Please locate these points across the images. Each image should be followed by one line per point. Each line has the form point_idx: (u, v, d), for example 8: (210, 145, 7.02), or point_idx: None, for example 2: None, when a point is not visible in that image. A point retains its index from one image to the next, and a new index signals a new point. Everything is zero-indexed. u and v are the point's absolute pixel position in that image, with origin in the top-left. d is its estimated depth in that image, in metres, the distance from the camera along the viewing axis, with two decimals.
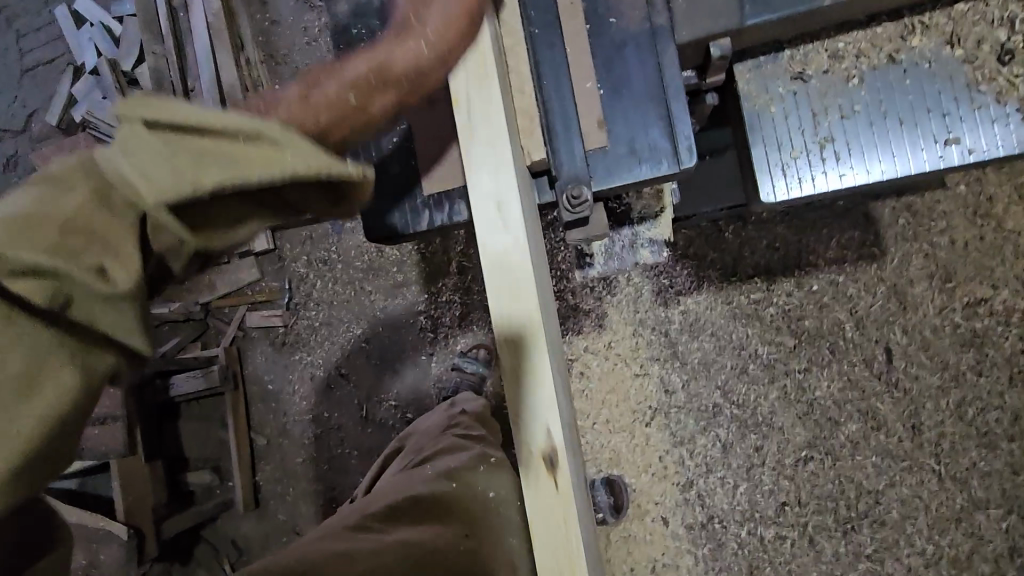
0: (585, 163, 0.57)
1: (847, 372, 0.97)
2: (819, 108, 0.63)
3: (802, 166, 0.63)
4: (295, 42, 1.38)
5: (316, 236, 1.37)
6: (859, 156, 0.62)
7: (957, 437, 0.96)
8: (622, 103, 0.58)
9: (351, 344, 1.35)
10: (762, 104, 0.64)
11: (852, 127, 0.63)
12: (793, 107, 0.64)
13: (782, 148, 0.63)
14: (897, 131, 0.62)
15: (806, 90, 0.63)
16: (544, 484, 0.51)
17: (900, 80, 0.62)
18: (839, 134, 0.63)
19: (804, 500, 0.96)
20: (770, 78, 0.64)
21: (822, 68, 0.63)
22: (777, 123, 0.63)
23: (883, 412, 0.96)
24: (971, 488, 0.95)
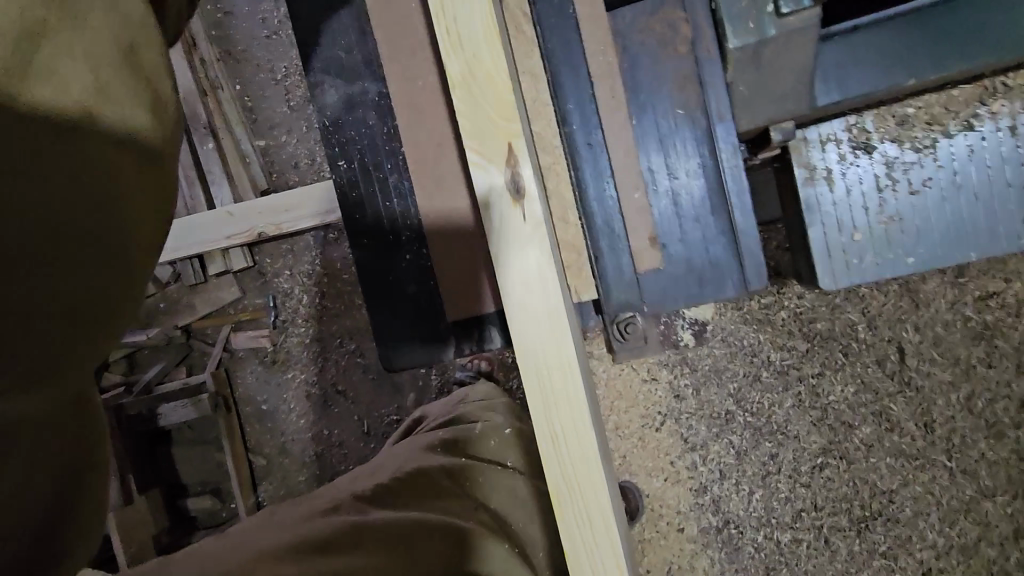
0: (651, 286, 0.69)
1: (859, 375, 0.96)
2: (882, 184, 0.71)
3: (860, 248, 0.71)
4: (253, 36, 1.26)
5: (297, 248, 1.29)
6: (923, 234, 0.70)
7: (968, 430, 0.96)
8: (682, 221, 0.69)
9: (346, 359, 1.30)
10: (821, 178, 0.71)
11: (915, 202, 0.71)
12: (854, 177, 0.71)
13: (844, 229, 0.71)
14: (949, 216, 0.70)
15: (869, 163, 0.71)
16: (530, 267, 0.48)
17: (963, 154, 0.70)
18: (899, 216, 0.71)
19: (819, 504, 0.96)
20: (832, 141, 0.71)
21: (886, 132, 0.71)
22: (835, 203, 0.71)
23: (895, 412, 0.95)
24: (980, 479, 0.96)
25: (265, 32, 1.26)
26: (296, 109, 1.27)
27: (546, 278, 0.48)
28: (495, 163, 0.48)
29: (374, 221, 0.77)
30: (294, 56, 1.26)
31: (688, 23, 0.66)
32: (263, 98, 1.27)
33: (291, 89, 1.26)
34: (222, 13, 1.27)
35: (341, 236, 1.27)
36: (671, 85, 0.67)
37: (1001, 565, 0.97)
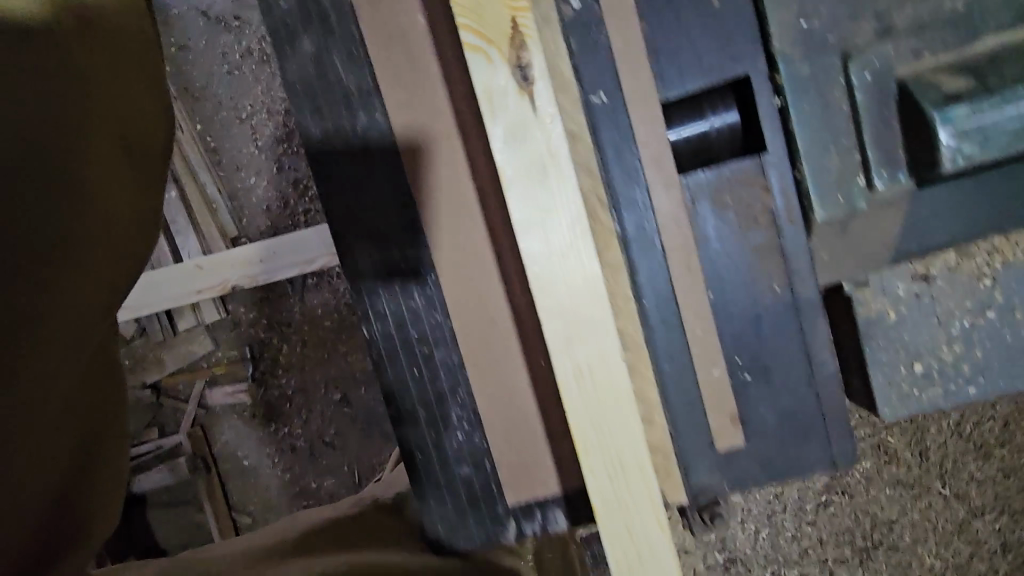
0: (735, 471, 0.68)
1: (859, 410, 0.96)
2: (945, 314, 0.65)
3: (933, 384, 0.65)
4: (213, 71, 1.19)
5: (273, 296, 1.22)
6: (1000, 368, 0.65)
7: (958, 453, 0.99)
8: (761, 395, 0.67)
9: (332, 409, 1.25)
10: (881, 312, 0.65)
11: (993, 331, 0.65)
12: (916, 310, 0.65)
13: (898, 354, 0.65)
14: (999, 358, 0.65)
15: (930, 295, 0.65)
16: (558, 239, 0.48)
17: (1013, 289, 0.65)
18: (964, 345, 0.65)
19: (824, 539, 0.98)
20: (889, 279, 0.65)
21: (944, 266, 0.64)
22: (893, 330, 0.65)
23: (893, 443, 0.97)
24: (970, 499, 1.00)
25: (226, 67, 1.18)
26: (265, 149, 1.19)
27: (589, 258, 0.48)
28: (499, 47, 0.46)
29: (417, 403, 0.71)
30: (260, 92, 1.18)
31: (768, 191, 0.64)
32: (227, 138, 1.19)
33: (257, 128, 1.19)
34: (177, 47, 1.19)
35: (320, 281, 1.20)
36: (753, 269, 0.66)
37: None
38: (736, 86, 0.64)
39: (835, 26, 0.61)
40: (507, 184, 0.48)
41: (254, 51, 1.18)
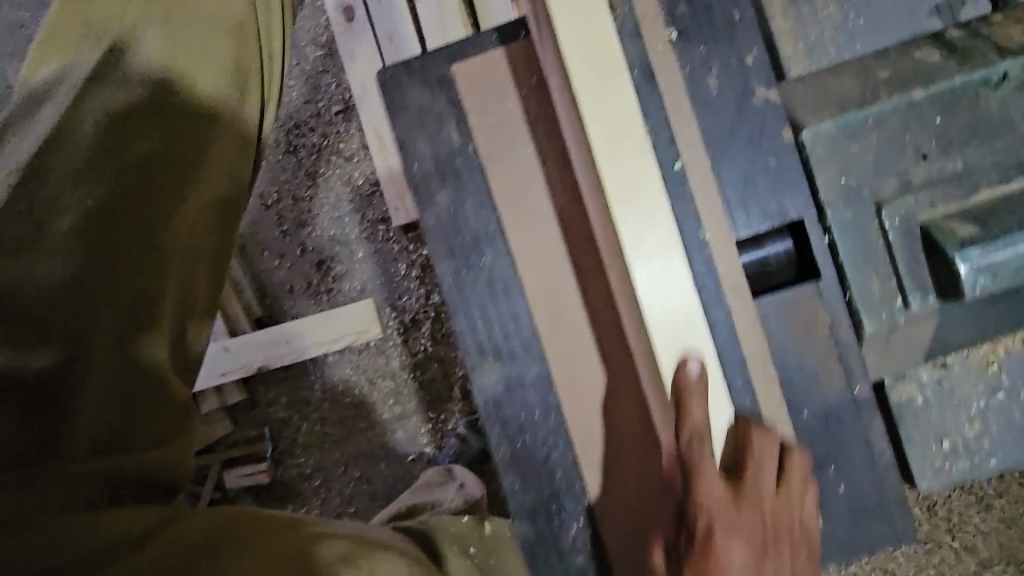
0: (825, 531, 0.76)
1: None
2: (965, 399, 0.74)
3: (956, 459, 0.74)
4: None
5: (293, 375, 1.24)
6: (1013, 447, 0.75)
7: (961, 505, 1.05)
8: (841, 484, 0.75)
9: (351, 488, 1.24)
10: (908, 395, 0.74)
11: (1005, 416, 0.74)
12: (941, 396, 0.74)
13: (931, 437, 0.74)
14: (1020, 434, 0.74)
15: (949, 382, 0.74)
16: (605, 120, 0.65)
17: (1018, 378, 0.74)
18: (982, 423, 0.74)
19: None
20: (914, 370, 0.74)
21: (961, 358, 0.74)
22: (921, 411, 0.74)
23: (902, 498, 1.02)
24: (977, 550, 1.05)
25: None
26: (289, 233, 1.25)
27: (631, 118, 0.65)
28: None
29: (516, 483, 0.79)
30: (285, 180, 1.26)
31: (825, 309, 0.73)
32: (253, 223, 1.26)
33: (283, 213, 1.25)
34: None
35: (341, 358, 1.24)
36: (815, 373, 0.74)
37: None
38: (793, 228, 0.74)
39: (868, 179, 0.70)
40: (566, 56, 0.64)
41: (280, 142, 1.26)
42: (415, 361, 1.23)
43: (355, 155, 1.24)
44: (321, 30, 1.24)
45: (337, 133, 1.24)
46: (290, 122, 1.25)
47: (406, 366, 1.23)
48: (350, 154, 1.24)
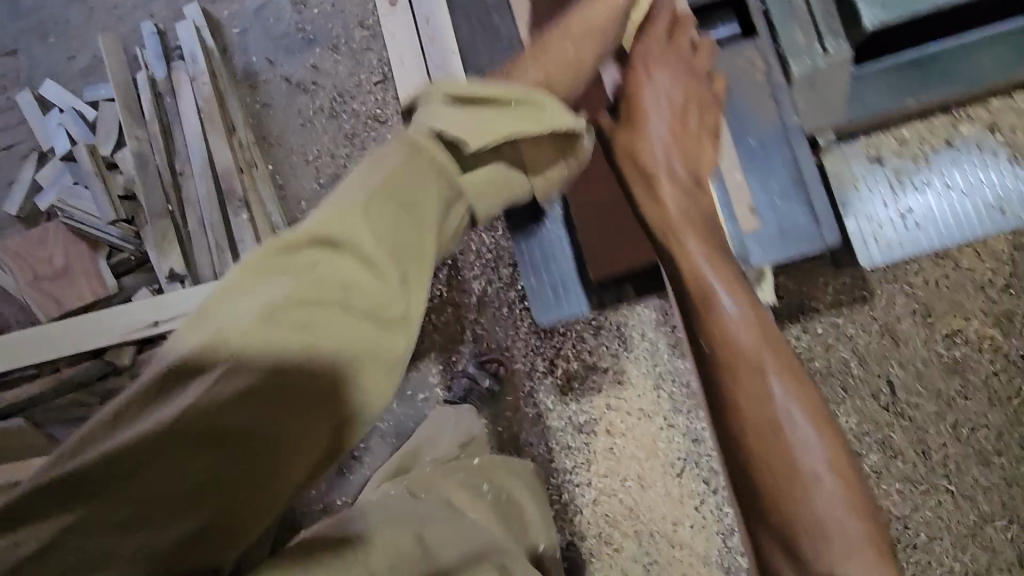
0: (768, 244, 0.80)
1: (859, 407, 1.06)
2: (898, 184, 0.92)
3: (893, 234, 0.91)
4: (289, 124, 1.41)
5: None
6: (935, 224, 0.91)
7: (959, 456, 1.06)
8: (770, 189, 0.82)
9: (364, 424, 1.30)
10: (846, 180, 0.92)
11: (931, 194, 0.91)
12: (868, 184, 0.92)
13: (870, 220, 0.92)
14: (937, 198, 0.91)
15: (885, 172, 0.92)
16: None
17: (995, 156, 0.91)
18: (904, 202, 0.91)
19: None
20: (848, 159, 0.93)
21: (893, 149, 0.92)
22: (858, 197, 0.92)
23: (896, 439, 1.05)
24: (979, 504, 1.04)
25: (300, 121, 1.41)
26: (325, 186, 1.38)
27: None
28: None
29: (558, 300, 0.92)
30: (326, 140, 1.40)
31: (763, 62, 0.85)
32: (293, 177, 1.39)
33: (321, 169, 1.38)
34: (260, 104, 1.43)
35: None
36: (760, 134, 0.83)
37: None
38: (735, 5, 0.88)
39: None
40: None
41: (325, 108, 1.41)
42: (431, 306, 1.31)
43: (388, 119, 1.38)
44: (368, 14, 1.42)
45: (375, 100, 1.39)
46: (335, 90, 1.41)
47: (422, 309, 1.31)
48: (384, 118, 1.38)
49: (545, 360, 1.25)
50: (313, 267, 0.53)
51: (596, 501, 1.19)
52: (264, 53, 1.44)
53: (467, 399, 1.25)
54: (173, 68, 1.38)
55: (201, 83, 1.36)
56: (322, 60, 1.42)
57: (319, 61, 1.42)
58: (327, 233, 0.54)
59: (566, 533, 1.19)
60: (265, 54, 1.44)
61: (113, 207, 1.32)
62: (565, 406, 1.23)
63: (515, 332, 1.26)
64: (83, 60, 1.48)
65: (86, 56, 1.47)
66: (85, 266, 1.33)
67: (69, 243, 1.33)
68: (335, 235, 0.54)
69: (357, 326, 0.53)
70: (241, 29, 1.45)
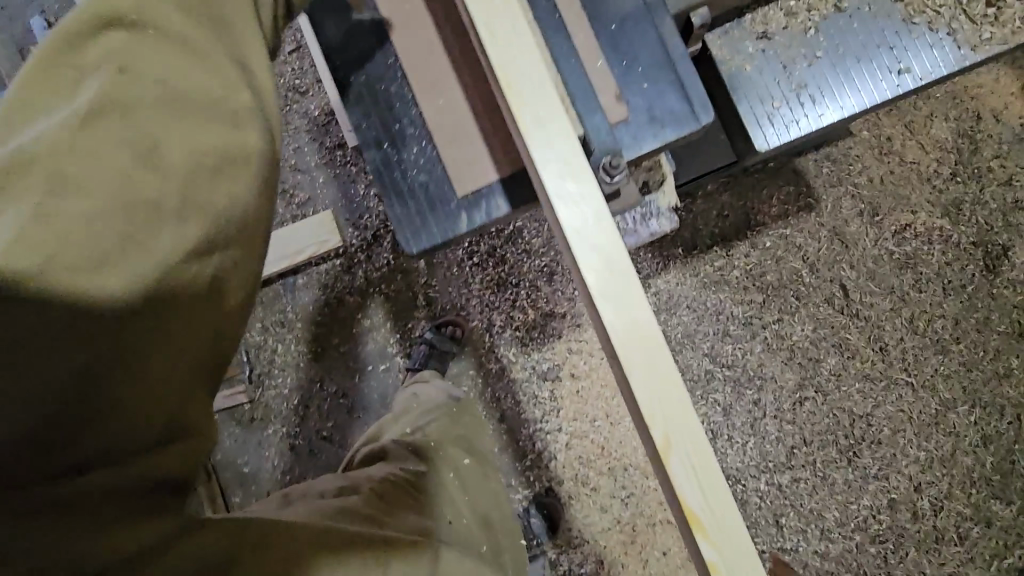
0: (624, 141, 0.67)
1: (814, 313, 1.05)
2: (791, 61, 0.76)
3: (794, 111, 0.75)
4: None
5: (266, 298, 1.29)
6: (842, 95, 0.75)
7: (918, 349, 1.06)
8: (637, 74, 0.69)
9: (329, 403, 1.28)
10: (738, 65, 0.76)
11: (830, 65, 0.75)
12: (764, 63, 0.76)
13: (762, 97, 0.76)
14: (847, 58, 0.75)
15: (774, 47, 0.76)
16: None
17: (857, 20, 0.75)
18: (805, 75, 0.75)
19: (809, 440, 1.00)
20: (738, 42, 0.77)
21: (782, 24, 0.76)
22: (754, 82, 0.76)
23: (853, 340, 1.04)
24: (940, 392, 1.06)
25: None
26: None
27: None
28: None
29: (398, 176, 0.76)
30: None
31: None
32: None
33: None
34: None
35: (309, 279, 1.28)
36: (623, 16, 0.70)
37: (980, 471, 1.04)
38: None
39: None
40: None
41: None
42: (380, 275, 1.27)
43: (309, 87, 1.31)
44: None
45: (293, 70, 1.32)
46: None
47: (371, 281, 1.28)
48: (304, 88, 1.32)
49: (501, 314, 1.23)
50: (121, 69, 0.43)
51: (570, 443, 1.19)
52: None
53: (423, 364, 1.21)
54: None
55: None
56: None
57: None
58: (113, 11, 0.44)
59: (543, 479, 1.20)
60: None
61: None
62: (527, 356, 1.22)
63: (468, 289, 1.24)
64: None
65: None
66: None
67: None
68: (125, 14, 0.44)
69: (190, 173, 0.44)
70: None
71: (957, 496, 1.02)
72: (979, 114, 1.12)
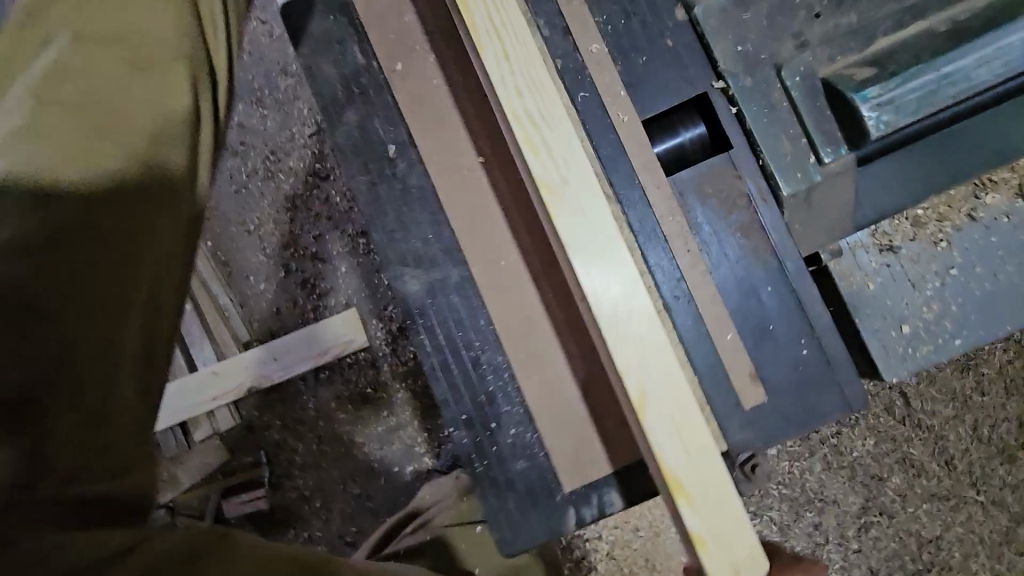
0: (758, 422, 0.70)
1: (874, 425, 0.98)
2: (912, 281, 0.71)
3: (930, 335, 0.70)
4: (221, 192, 1.28)
5: (287, 396, 1.23)
6: (984, 317, 0.71)
7: (983, 458, 1.00)
8: (777, 358, 0.71)
9: (353, 506, 1.21)
10: (862, 285, 0.71)
11: (953, 287, 0.71)
12: (891, 278, 0.71)
13: (889, 323, 0.70)
14: (981, 292, 0.71)
15: (898, 265, 0.71)
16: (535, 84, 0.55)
17: (993, 235, 0.73)
18: (932, 303, 0.71)
19: (875, 567, 0.94)
20: (861, 259, 0.71)
21: (906, 239, 0.72)
22: (886, 302, 0.70)
23: (916, 454, 0.97)
24: (1009, 506, 0.99)
25: (233, 187, 1.28)
26: (273, 256, 1.26)
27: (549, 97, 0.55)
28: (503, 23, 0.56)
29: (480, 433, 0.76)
30: (266, 205, 1.27)
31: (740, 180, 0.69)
32: (236, 250, 1.27)
33: (266, 238, 1.26)
34: None
35: (332, 375, 1.23)
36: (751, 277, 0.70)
37: None
38: (699, 104, 0.71)
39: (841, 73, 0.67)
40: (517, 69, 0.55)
41: (259, 170, 1.28)
42: (407, 370, 1.22)
43: (330, 172, 1.26)
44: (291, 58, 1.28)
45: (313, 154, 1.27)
46: (267, 148, 1.27)
47: (398, 376, 1.22)
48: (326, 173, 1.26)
49: None
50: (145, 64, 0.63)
51: (612, 553, 1.12)
52: None
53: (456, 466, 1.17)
54: None
55: None
56: (247, 116, 1.28)
57: (244, 118, 1.28)
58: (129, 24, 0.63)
59: None
60: None
61: None
62: None
63: None
64: None
65: None
66: None
67: None
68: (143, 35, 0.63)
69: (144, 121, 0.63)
70: None
71: None
72: None
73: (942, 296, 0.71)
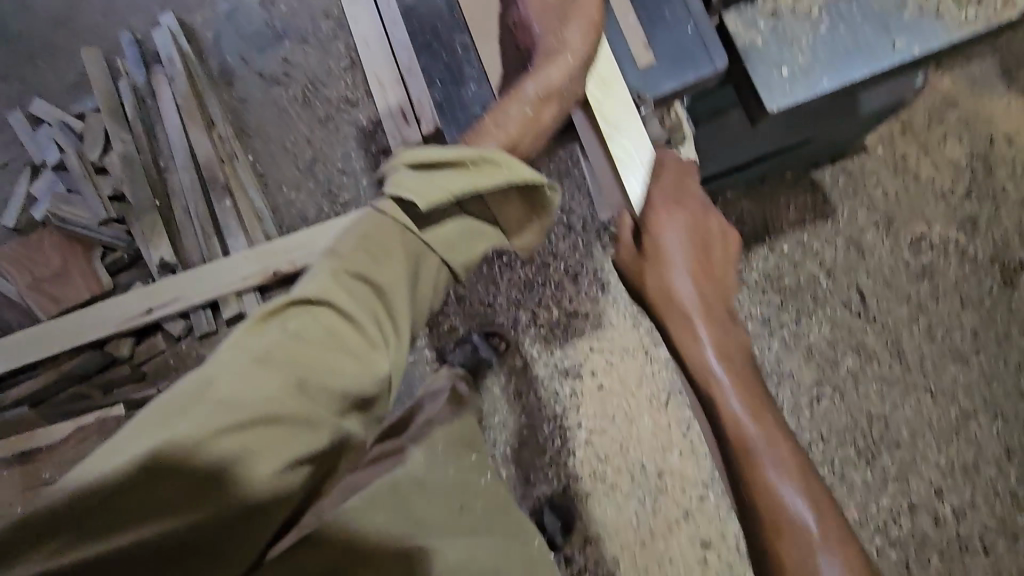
0: (654, 78, 0.71)
1: (831, 316, 1.09)
2: (797, 37, 0.70)
3: (800, 80, 0.69)
4: (265, 115, 1.47)
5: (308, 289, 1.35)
6: (854, 67, 0.69)
7: (935, 356, 1.08)
8: (672, 25, 0.71)
9: None
10: (748, 39, 0.71)
11: (833, 39, 0.70)
12: (774, 38, 0.71)
13: (773, 65, 0.70)
14: (863, 23, 0.69)
15: (774, 21, 0.71)
16: None
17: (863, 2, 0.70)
18: (810, 50, 0.70)
19: (826, 437, 1.04)
20: (750, 19, 0.72)
21: (790, 7, 0.71)
22: (766, 51, 0.70)
23: (870, 343, 1.08)
24: (960, 400, 1.06)
25: (276, 111, 1.47)
26: (304, 170, 1.44)
27: None
28: None
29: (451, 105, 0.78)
30: (302, 128, 1.46)
31: None
32: (273, 165, 1.45)
33: (299, 154, 1.44)
34: (238, 100, 1.49)
35: None
36: None
37: (1004, 484, 1.02)
38: None
39: None
40: None
41: (299, 97, 1.47)
42: None
43: (359, 100, 1.44)
44: (334, 6, 1.49)
45: (346, 85, 1.45)
46: (308, 78, 1.47)
47: None
48: (355, 100, 1.45)
49: (528, 312, 1.28)
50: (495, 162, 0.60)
51: (589, 440, 1.21)
52: (238, 52, 1.51)
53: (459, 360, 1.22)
54: (154, 72, 1.45)
55: (180, 82, 1.42)
56: (293, 53, 1.48)
57: (290, 54, 1.48)
58: (425, 158, 0.58)
59: (562, 477, 1.21)
60: (240, 53, 1.51)
61: (103, 207, 1.36)
62: (550, 353, 1.26)
63: (494, 287, 1.29)
64: (69, 77, 1.55)
65: (71, 72, 1.55)
66: (81, 265, 1.37)
67: (65, 246, 1.39)
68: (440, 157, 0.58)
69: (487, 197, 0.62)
70: (214, 33, 1.52)
71: (980, 506, 1.02)
72: (991, 137, 1.17)
73: (826, 41, 0.70)
